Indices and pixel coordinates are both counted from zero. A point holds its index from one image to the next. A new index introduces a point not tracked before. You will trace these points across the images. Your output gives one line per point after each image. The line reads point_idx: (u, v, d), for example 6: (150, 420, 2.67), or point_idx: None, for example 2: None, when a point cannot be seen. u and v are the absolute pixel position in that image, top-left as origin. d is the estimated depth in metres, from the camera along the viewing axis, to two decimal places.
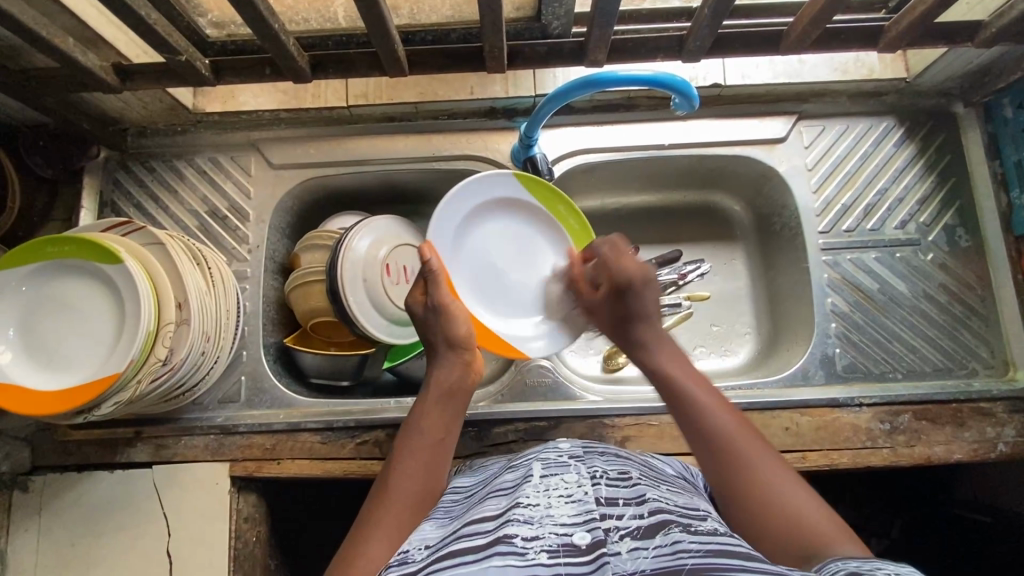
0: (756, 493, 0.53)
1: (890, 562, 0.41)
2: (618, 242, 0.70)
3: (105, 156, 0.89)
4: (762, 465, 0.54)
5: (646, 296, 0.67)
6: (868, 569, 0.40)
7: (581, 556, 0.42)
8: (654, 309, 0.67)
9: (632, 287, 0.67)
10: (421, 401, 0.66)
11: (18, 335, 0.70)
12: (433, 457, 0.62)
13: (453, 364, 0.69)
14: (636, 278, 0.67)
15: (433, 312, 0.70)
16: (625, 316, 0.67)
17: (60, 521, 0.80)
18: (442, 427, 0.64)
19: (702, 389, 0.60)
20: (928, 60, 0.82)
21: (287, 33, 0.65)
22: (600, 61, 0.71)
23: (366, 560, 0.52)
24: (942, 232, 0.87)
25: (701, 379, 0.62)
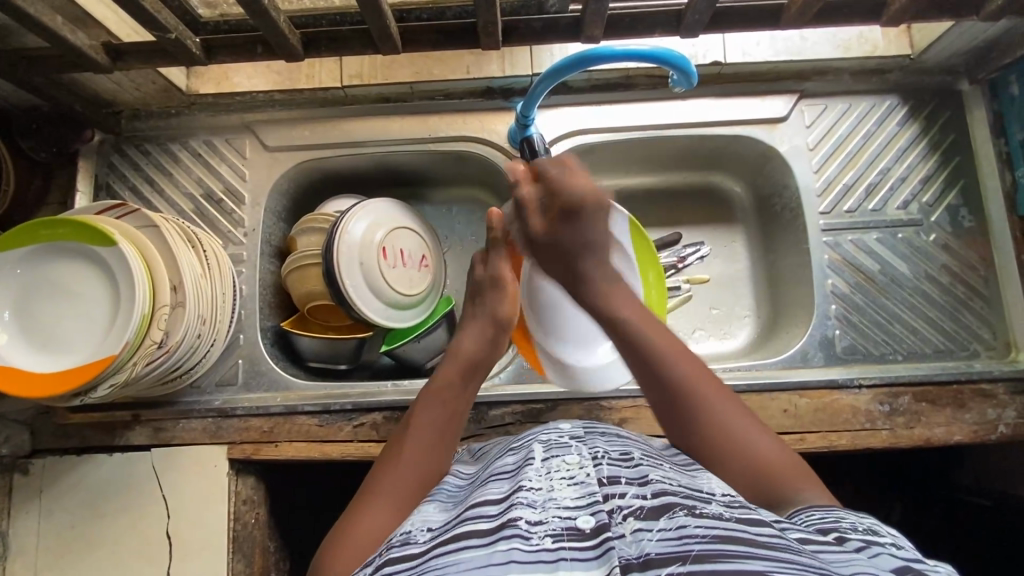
0: (713, 434, 0.56)
1: (851, 513, 0.46)
2: (570, 161, 0.63)
3: (99, 139, 0.89)
4: (712, 409, 0.57)
5: (593, 225, 0.64)
6: (830, 521, 0.45)
7: (585, 541, 0.41)
8: (603, 240, 0.65)
9: (585, 213, 0.62)
10: (443, 368, 0.67)
11: (14, 317, 0.70)
12: (452, 429, 0.64)
13: (479, 337, 0.70)
14: (587, 203, 0.62)
15: (489, 284, 0.72)
16: (574, 253, 0.65)
17: (60, 503, 0.80)
18: (461, 402, 0.66)
19: (655, 334, 0.62)
20: (933, 35, 0.80)
21: (277, 9, 0.63)
22: (596, 37, 0.69)
23: (375, 524, 0.53)
24: (944, 212, 0.86)
25: (653, 322, 0.64)
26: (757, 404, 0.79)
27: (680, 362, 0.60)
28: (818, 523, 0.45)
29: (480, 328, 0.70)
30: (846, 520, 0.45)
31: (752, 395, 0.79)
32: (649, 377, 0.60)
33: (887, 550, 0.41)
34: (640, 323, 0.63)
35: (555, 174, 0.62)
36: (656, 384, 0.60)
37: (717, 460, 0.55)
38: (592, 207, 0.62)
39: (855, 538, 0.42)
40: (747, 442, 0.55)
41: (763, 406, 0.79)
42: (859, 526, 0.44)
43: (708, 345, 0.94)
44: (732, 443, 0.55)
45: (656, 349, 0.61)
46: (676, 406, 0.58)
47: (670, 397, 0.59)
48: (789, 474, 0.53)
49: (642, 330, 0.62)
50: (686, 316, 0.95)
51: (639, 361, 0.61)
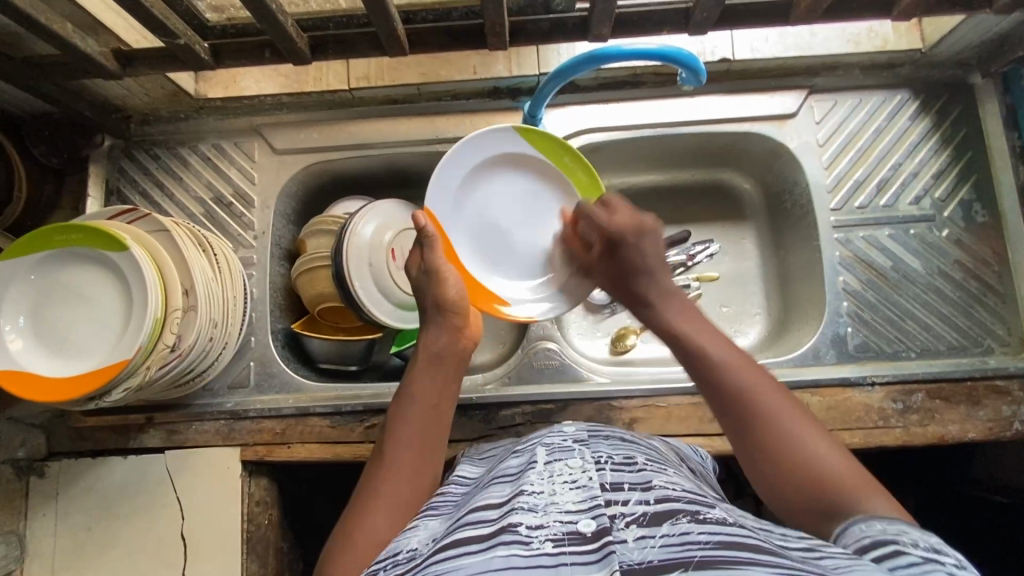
0: (778, 441, 0.52)
1: (918, 528, 0.44)
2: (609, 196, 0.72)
3: (109, 144, 0.89)
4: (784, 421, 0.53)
5: (642, 248, 0.68)
6: (890, 534, 0.43)
7: (587, 544, 0.41)
8: (653, 264, 0.68)
9: (626, 239, 0.69)
10: (412, 369, 0.66)
11: (29, 323, 0.71)
12: (429, 423, 0.63)
13: (445, 330, 0.68)
14: (630, 229, 0.69)
15: (427, 276, 0.69)
16: (622, 272, 0.69)
17: (77, 506, 0.81)
18: (434, 394, 0.64)
19: (719, 347, 0.59)
20: (945, 29, 0.79)
21: (285, 14, 0.64)
22: (604, 35, 0.69)
23: (370, 530, 0.54)
24: (957, 207, 0.85)
25: (713, 330, 0.62)
26: None
27: (748, 373, 0.56)
28: (876, 537, 0.43)
29: (436, 320, 0.68)
30: (909, 534, 0.43)
31: None
32: (710, 383, 0.58)
33: (944, 569, 0.39)
34: (697, 330, 0.62)
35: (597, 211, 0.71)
36: (716, 388, 0.57)
37: (778, 463, 0.52)
38: (632, 232, 0.68)
39: (916, 556, 0.40)
40: (810, 451, 0.51)
41: None
42: (921, 542, 0.42)
43: None
44: (796, 448, 0.52)
45: (717, 356, 0.59)
46: (739, 412, 0.55)
47: (731, 400, 0.56)
48: (854, 483, 0.49)
49: (699, 336, 0.61)
50: None
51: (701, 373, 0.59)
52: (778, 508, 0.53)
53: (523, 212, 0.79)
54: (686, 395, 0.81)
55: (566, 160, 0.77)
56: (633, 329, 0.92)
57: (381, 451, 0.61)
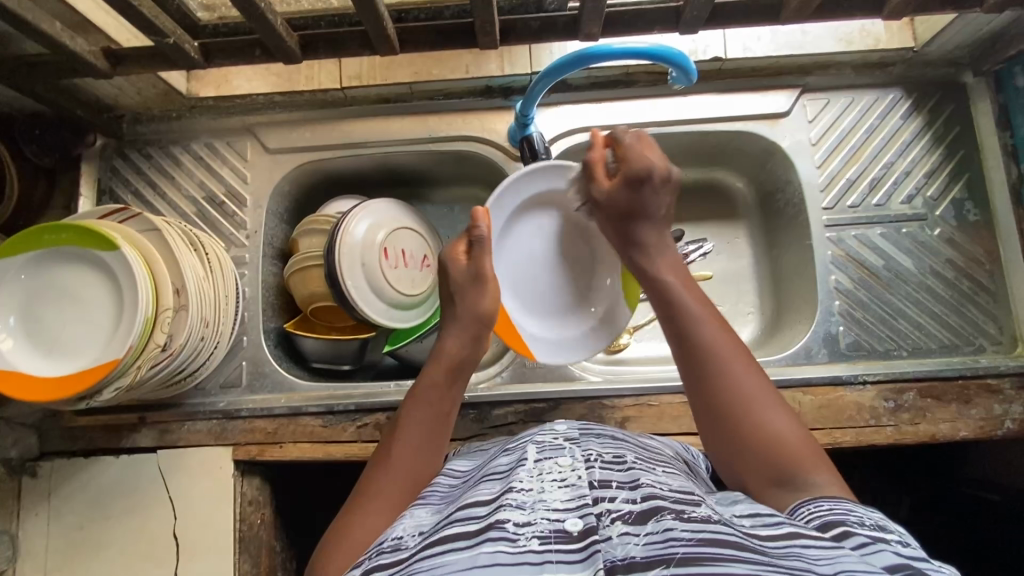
0: (741, 402, 0.53)
1: (863, 508, 0.45)
2: (644, 136, 0.68)
3: (102, 144, 0.89)
4: (746, 385, 0.53)
5: (659, 194, 0.65)
6: (843, 513, 0.44)
7: (572, 544, 0.41)
8: (660, 213, 0.66)
9: (649, 178, 0.65)
10: (427, 371, 0.66)
11: (19, 322, 0.71)
12: (438, 431, 0.63)
13: (465, 339, 0.68)
14: (656, 170, 0.65)
15: (472, 279, 0.69)
16: (633, 212, 0.65)
17: (69, 505, 0.81)
18: (446, 403, 0.64)
19: (699, 303, 0.59)
20: (937, 28, 0.79)
21: (275, 13, 0.64)
22: (595, 35, 0.69)
23: (367, 527, 0.53)
24: (949, 206, 0.85)
25: (697, 288, 0.61)
26: None
27: (721, 333, 0.56)
28: (824, 517, 0.44)
29: (462, 327, 0.68)
30: (855, 514, 0.44)
31: None
32: (685, 338, 0.57)
33: (890, 548, 0.40)
34: (685, 284, 0.61)
35: (631, 144, 0.67)
36: (685, 343, 0.57)
37: (734, 425, 0.52)
38: (657, 174, 0.65)
39: (864, 535, 0.41)
40: (767, 417, 0.52)
41: None
42: (867, 521, 0.43)
43: None
44: (756, 412, 0.52)
45: (695, 312, 0.58)
46: (705, 369, 0.55)
47: (697, 356, 0.55)
48: (802, 455, 0.50)
49: (686, 291, 0.60)
50: None
51: (674, 327, 0.58)
52: (721, 464, 0.54)
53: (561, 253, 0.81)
54: (678, 394, 0.81)
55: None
56: (626, 329, 0.93)
57: (387, 450, 0.61)
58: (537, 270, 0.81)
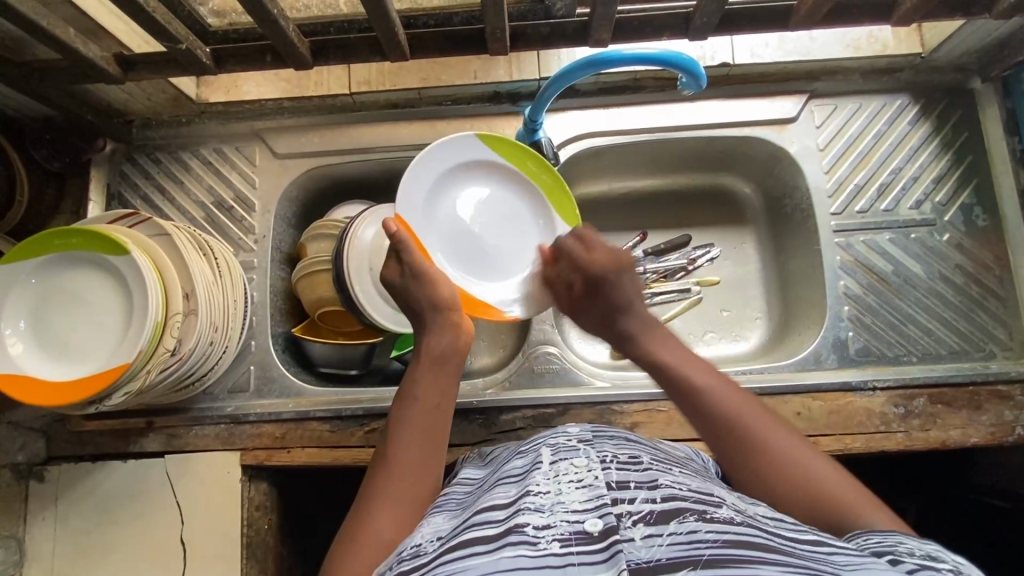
0: (782, 469, 0.52)
1: (915, 539, 0.44)
2: (584, 233, 0.72)
3: (111, 149, 0.90)
4: (773, 443, 0.54)
5: (624, 284, 0.68)
6: (889, 545, 0.43)
7: (593, 544, 0.41)
8: (635, 297, 0.68)
9: (606, 277, 0.68)
10: (412, 371, 0.65)
11: (29, 327, 0.71)
12: (430, 425, 0.62)
13: (445, 330, 0.67)
14: (608, 266, 0.68)
15: (412, 279, 0.69)
16: (608, 308, 0.68)
17: (76, 510, 0.81)
18: (438, 394, 0.63)
19: (700, 372, 0.60)
20: (945, 34, 0.79)
21: (287, 20, 0.64)
22: (604, 41, 0.69)
23: (375, 528, 0.53)
24: (958, 211, 0.85)
25: (694, 357, 0.62)
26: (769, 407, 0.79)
27: (732, 398, 0.57)
28: (874, 548, 0.43)
29: (432, 321, 0.68)
30: (904, 545, 0.42)
31: (766, 398, 0.79)
32: (708, 420, 0.57)
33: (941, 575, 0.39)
34: (683, 358, 0.62)
35: (575, 248, 0.71)
36: (705, 418, 0.57)
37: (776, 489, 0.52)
38: (614, 270, 0.68)
39: (912, 562, 0.40)
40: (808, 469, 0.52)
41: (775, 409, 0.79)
42: (918, 551, 0.42)
43: (721, 348, 0.94)
44: (796, 471, 0.52)
45: (700, 384, 0.59)
46: (730, 441, 0.55)
47: (720, 428, 0.56)
48: (857, 501, 0.50)
49: (685, 364, 0.61)
50: (697, 318, 0.95)
51: (687, 403, 0.59)
52: None
53: (485, 214, 0.79)
54: None
55: (545, 182, 0.80)
56: None
57: (384, 454, 0.60)
58: (472, 236, 0.79)
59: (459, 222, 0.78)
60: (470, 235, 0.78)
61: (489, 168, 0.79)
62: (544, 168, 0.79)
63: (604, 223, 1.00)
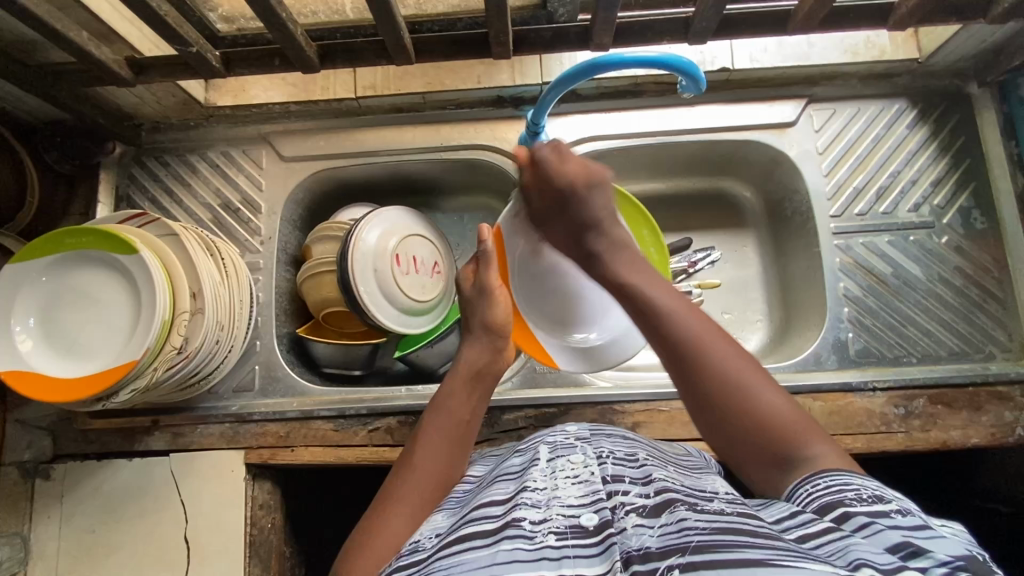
0: (731, 392, 0.52)
1: (863, 479, 0.45)
2: (558, 144, 0.66)
3: (120, 152, 0.91)
4: (728, 366, 0.54)
5: (591, 201, 0.66)
6: (837, 490, 0.43)
7: (588, 538, 0.42)
8: (603, 216, 0.66)
9: (575, 192, 0.65)
10: (448, 382, 0.68)
11: (38, 324, 0.72)
12: (458, 437, 0.63)
13: (484, 350, 0.70)
14: (577, 182, 0.65)
15: (478, 294, 0.72)
16: (577, 227, 0.66)
17: (81, 508, 0.82)
18: (467, 409, 0.65)
19: (664, 294, 0.60)
20: (941, 39, 0.80)
21: (295, 24, 0.65)
22: (606, 44, 0.71)
23: (388, 528, 0.53)
24: (956, 214, 0.85)
25: (659, 282, 0.62)
26: None
27: (693, 319, 0.57)
28: (823, 499, 0.43)
29: (478, 339, 0.71)
30: (853, 488, 0.43)
31: None
32: (667, 340, 0.56)
33: (888, 524, 0.39)
34: (648, 282, 0.62)
35: (550, 157, 0.65)
36: (665, 339, 0.57)
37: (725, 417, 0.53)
38: (582, 185, 0.65)
39: (862, 515, 0.41)
40: (761, 397, 0.52)
41: None
42: (865, 494, 0.42)
43: None
44: (747, 396, 0.52)
45: (662, 305, 0.59)
46: (683, 362, 0.55)
47: (676, 348, 0.56)
48: (800, 430, 0.50)
49: (650, 288, 0.61)
50: None
51: (647, 324, 0.59)
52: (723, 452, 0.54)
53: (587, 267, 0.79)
54: None
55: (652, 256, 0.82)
56: None
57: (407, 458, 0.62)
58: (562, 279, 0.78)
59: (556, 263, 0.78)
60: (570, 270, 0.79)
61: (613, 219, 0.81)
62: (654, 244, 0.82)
63: None
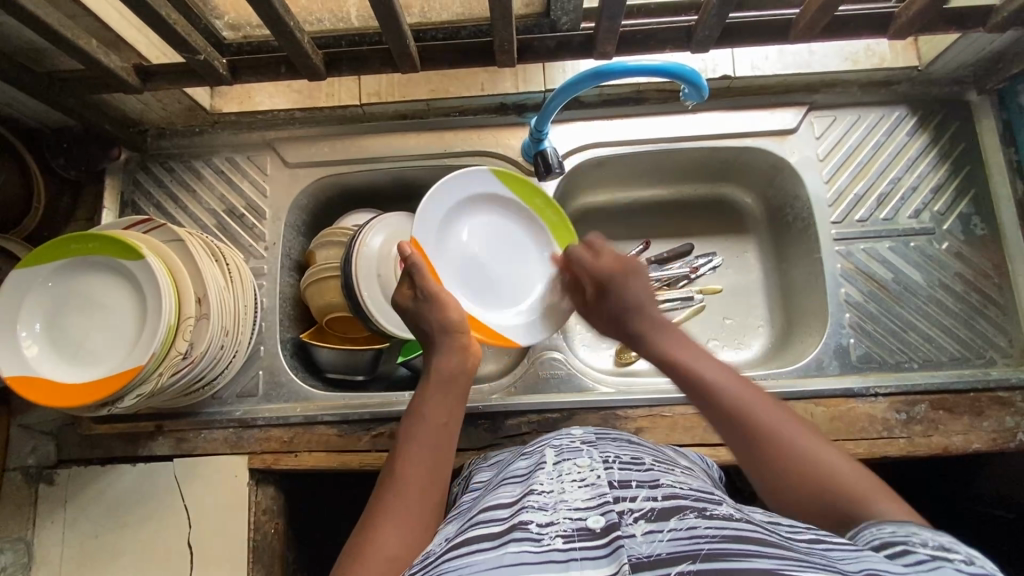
0: (788, 456, 0.51)
1: (931, 530, 0.43)
2: (593, 240, 0.74)
3: (126, 158, 0.92)
4: (782, 433, 0.52)
5: (631, 283, 0.69)
6: (901, 537, 0.42)
7: (596, 540, 0.42)
8: (643, 295, 0.68)
9: (615, 279, 0.69)
10: (421, 391, 0.66)
11: (43, 329, 0.72)
12: (439, 443, 0.62)
13: (453, 352, 0.69)
14: (615, 270, 0.70)
15: (427, 301, 0.71)
16: (618, 311, 0.69)
17: (84, 513, 0.82)
18: (443, 413, 0.64)
19: (709, 362, 0.59)
20: (941, 47, 0.81)
21: (302, 31, 0.66)
22: (609, 53, 0.71)
23: (381, 544, 0.52)
24: (957, 220, 0.86)
25: (705, 351, 0.62)
26: None
27: (746, 390, 0.56)
28: (886, 539, 0.43)
29: (444, 343, 0.69)
30: (919, 535, 0.42)
31: None
32: (718, 412, 0.55)
33: (952, 567, 0.38)
34: (693, 351, 0.61)
35: (585, 254, 0.72)
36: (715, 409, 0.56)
37: (788, 481, 0.51)
38: (622, 271, 0.69)
39: (924, 554, 0.40)
40: (820, 460, 0.51)
41: None
42: (931, 542, 0.41)
43: (723, 355, 0.95)
44: (807, 461, 0.51)
45: (709, 374, 0.57)
46: (739, 428, 0.54)
47: (727, 416, 0.54)
48: (871, 490, 0.48)
49: (695, 356, 0.60)
50: (701, 326, 0.96)
51: (697, 395, 0.57)
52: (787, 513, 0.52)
53: (495, 246, 0.85)
54: (691, 405, 0.81)
55: (552, 221, 0.86)
56: None
57: (391, 472, 0.60)
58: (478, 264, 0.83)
59: (469, 251, 0.83)
60: (478, 265, 0.83)
61: (492, 204, 0.85)
62: (551, 208, 0.85)
63: (607, 233, 1.02)
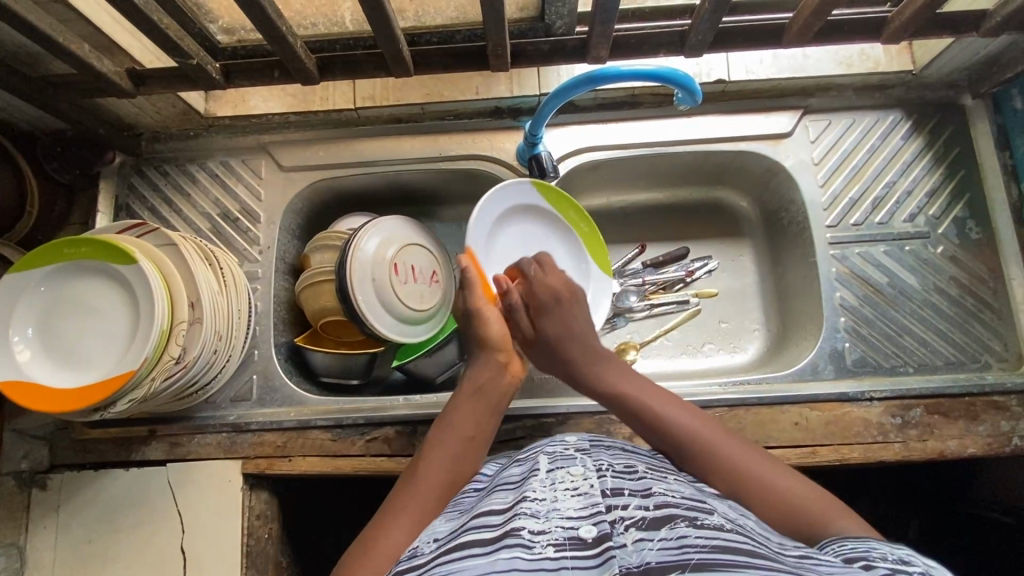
0: (741, 477, 0.55)
1: (888, 545, 0.43)
2: (544, 261, 0.79)
3: (120, 161, 0.92)
4: (732, 456, 0.57)
5: (575, 308, 0.74)
6: (862, 551, 0.43)
7: (587, 550, 0.41)
8: (584, 324, 0.73)
9: (562, 301, 0.74)
10: (453, 401, 0.68)
11: (36, 334, 0.72)
12: (463, 453, 0.63)
13: (490, 365, 0.70)
14: (562, 291, 0.75)
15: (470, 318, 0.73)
16: (563, 333, 0.72)
17: (77, 518, 0.82)
18: (472, 426, 0.65)
19: (651, 395, 0.64)
20: (935, 51, 0.81)
21: (294, 35, 0.66)
22: (602, 57, 0.71)
23: (386, 540, 0.52)
24: (952, 224, 0.86)
25: (650, 385, 0.66)
26: (767, 416, 0.79)
27: (693, 422, 0.60)
28: (848, 554, 0.43)
29: (483, 358, 0.71)
30: (879, 550, 0.42)
31: (763, 408, 0.79)
32: (669, 443, 0.60)
33: None
34: (637, 386, 0.65)
35: (536, 272, 0.77)
36: (667, 439, 0.60)
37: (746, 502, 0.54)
38: (567, 296, 0.75)
39: (886, 565, 0.40)
40: (770, 479, 0.55)
41: (774, 418, 0.79)
42: (891, 556, 0.41)
43: (718, 359, 0.95)
44: (757, 482, 0.55)
45: (655, 405, 0.62)
46: (692, 455, 0.58)
47: (678, 445, 0.59)
48: (827, 511, 0.52)
49: (639, 388, 0.65)
50: (696, 330, 0.96)
51: (649, 427, 0.62)
52: None
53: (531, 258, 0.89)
54: None
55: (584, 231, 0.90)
56: (632, 346, 0.91)
57: (411, 474, 0.61)
58: None
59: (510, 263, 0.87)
60: None
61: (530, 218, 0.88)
62: (583, 220, 0.90)
63: (602, 236, 1.02)
